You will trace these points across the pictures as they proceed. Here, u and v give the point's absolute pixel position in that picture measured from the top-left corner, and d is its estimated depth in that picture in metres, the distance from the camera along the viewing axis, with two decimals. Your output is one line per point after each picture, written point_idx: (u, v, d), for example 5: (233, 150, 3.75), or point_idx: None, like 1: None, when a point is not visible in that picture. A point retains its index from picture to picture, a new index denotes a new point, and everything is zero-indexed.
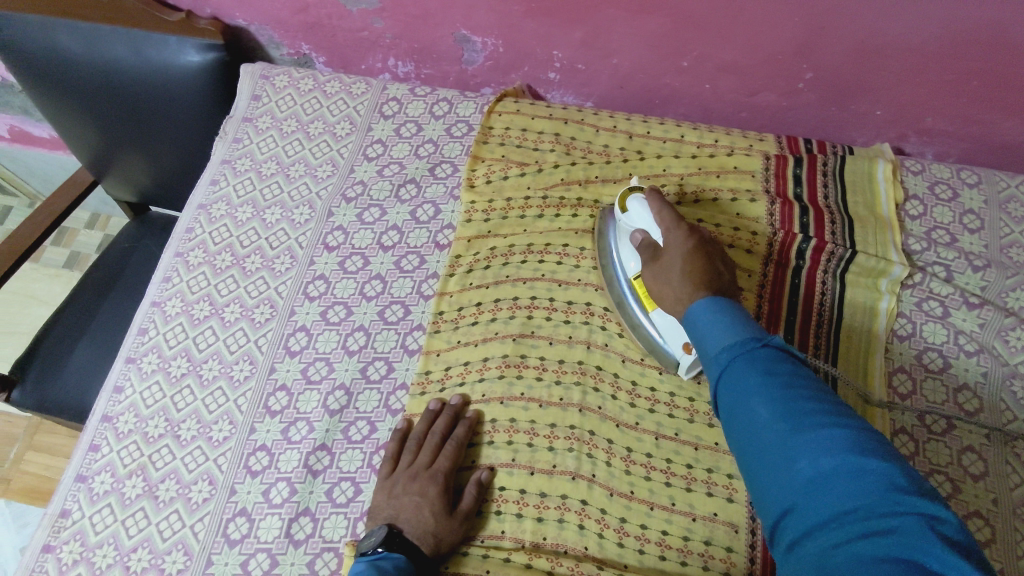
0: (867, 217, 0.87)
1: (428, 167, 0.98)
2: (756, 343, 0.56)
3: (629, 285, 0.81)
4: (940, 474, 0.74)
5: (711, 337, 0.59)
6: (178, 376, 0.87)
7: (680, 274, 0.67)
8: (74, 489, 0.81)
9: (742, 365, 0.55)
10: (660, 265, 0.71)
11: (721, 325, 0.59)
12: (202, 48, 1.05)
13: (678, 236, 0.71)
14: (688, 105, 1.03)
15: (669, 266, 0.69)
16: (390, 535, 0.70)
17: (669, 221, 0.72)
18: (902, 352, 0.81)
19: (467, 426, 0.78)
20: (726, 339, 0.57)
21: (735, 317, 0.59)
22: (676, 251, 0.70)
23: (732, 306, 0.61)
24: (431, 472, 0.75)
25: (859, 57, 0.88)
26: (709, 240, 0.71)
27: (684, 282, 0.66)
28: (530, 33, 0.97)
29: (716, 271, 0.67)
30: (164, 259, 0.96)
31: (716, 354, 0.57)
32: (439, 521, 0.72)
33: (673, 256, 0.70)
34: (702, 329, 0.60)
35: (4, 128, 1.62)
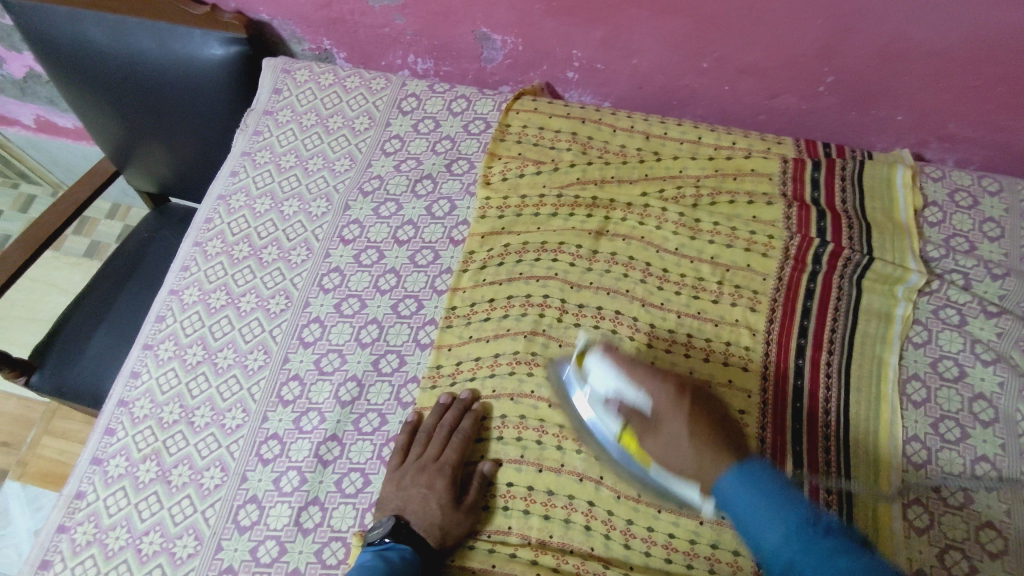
0: (885, 224, 0.86)
1: (445, 164, 0.99)
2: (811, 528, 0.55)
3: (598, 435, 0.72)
4: (953, 483, 0.74)
5: (761, 526, 0.56)
6: (193, 363, 0.88)
7: (697, 435, 0.63)
8: (90, 472, 0.83)
9: (808, 562, 0.53)
10: (664, 433, 0.64)
11: (764, 508, 0.57)
12: (225, 42, 1.07)
13: (668, 397, 0.65)
14: (706, 107, 1.03)
15: (676, 437, 0.64)
16: (397, 526, 0.71)
17: (648, 380, 0.66)
18: (917, 360, 0.80)
19: (474, 419, 0.78)
20: (777, 530, 0.56)
21: (775, 492, 0.58)
22: (675, 416, 0.64)
23: (764, 475, 0.59)
24: (439, 465, 0.75)
25: (882, 61, 0.87)
26: (695, 394, 0.67)
27: (708, 450, 0.62)
28: (550, 32, 0.98)
29: (720, 426, 0.65)
30: (183, 248, 0.97)
31: (772, 548, 0.56)
32: (446, 514, 0.73)
33: (676, 420, 0.64)
34: (745, 514, 0.58)
35: (31, 117, 1.65)
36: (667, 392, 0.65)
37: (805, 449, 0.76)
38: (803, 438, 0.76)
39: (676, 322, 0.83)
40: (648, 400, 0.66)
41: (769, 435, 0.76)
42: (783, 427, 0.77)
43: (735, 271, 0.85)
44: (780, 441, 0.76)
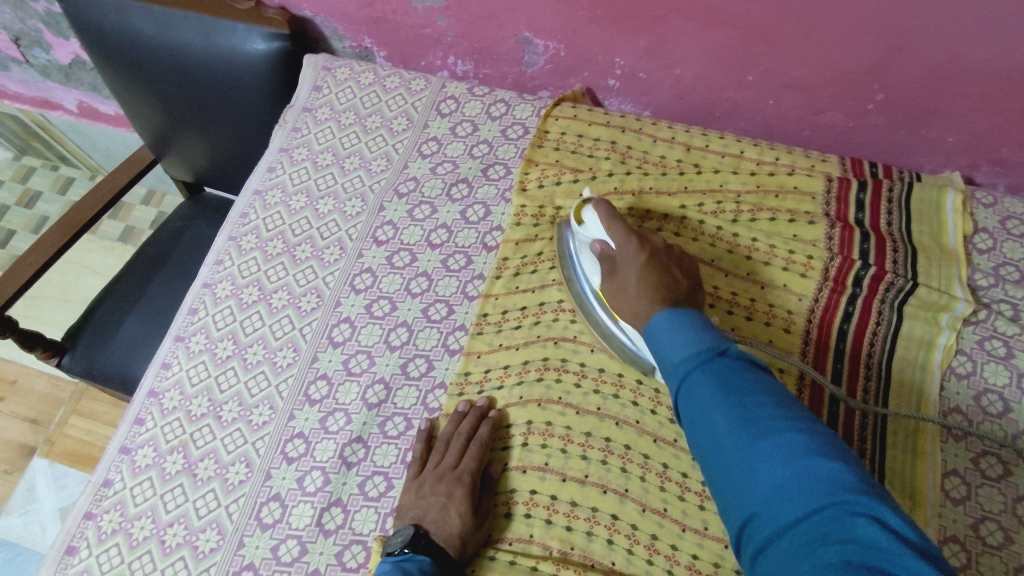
0: (932, 248, 0.84)
1: (481, 168, 0.98)
2: (713, 353, 0.57)
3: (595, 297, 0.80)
4: (992, 522, 0.71)
5: (670, 347, 0.60)
6: (223, 357, 0.88)
7: (636, 282, 0.71)
8: (118, 460, 0.84)
9: (700, 375, 0.56)
10: (620, 275, 0.73)
11: (677, 337, 0.60)
12: (268, 37, 1.07)
13: (633, 249, 0.73)
14: (750, 120, 1.01)
15: (626, 282, 0.72)
16: (416, 537, 0.70)
17: (622, 234, 0.74)
18: (959, 391, 0.77)
19: (491, 425, 0.78)
20: (685, 349, 0.59)
21: (698, 327, 0.61)
22: (630, 266, 0.72)
23: (693, 316, 0.62)
24: (457, 473, 0.74)
25: (935, 81, 0.84)
26: (659, 253, 0.74)
27: (641, 295, 0.69)
28: (594, 39, 0.96)
29: (671, 280, 0.71)
30: (217, 242, 0.98)
31: (675, 364, 0.59)
32: (465, 523, 0.71)
33: (629, 268, 0.72)
34: (661, 340, 0.62)
35: (74, 103, 1.68)
36: (633, 244, 0.73)
37: None
38: None
39: None
40: (618, 249, 0.75)
41: None
42: None
43: (771, 289, 0.84)
44: None
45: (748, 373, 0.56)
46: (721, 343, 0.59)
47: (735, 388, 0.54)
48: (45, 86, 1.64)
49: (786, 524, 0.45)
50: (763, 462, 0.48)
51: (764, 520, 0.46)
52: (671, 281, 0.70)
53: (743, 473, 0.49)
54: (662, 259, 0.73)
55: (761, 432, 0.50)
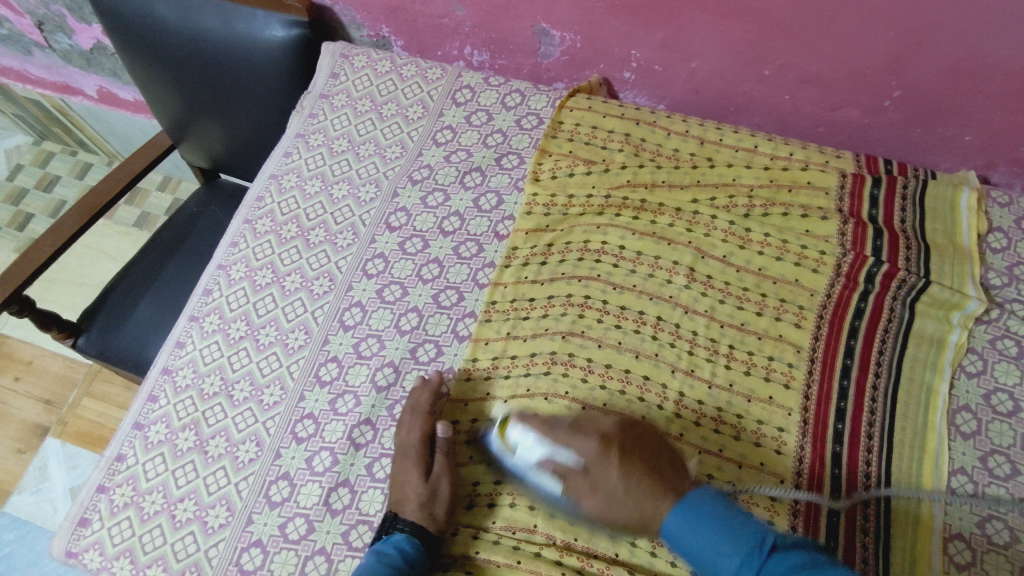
0: (945, 246, 0.83)
1: (495, 157, 0.99)
2: (762, 555, 0.56)
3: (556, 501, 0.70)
4: (999, 521, 0.71)
5: (715, 560, 0.58)
6: (236, 338, 0.89)
7: (628, 489, 0.62)
8: (131, 436, 0.85)
9: None
10: (597, 484, 0.64)
11: (714, 545, 0.58)
12: (287, 24, 1.08)
13: (594, 449, 0.65)
14: (764, 116, 1.01)
15: (614, 493, 0.63)
16: (387, 521, 0.73)
17: (570, 436, 0.67)
18: (968, 390, 0.77)
19: (429, 392, 0.80)
20: (734, 560, 0.57)
21: (723, 521, 0.59)
22: (609, 473, 0.63)
23: (708, 502, 0.60)
24: (404, 446, 0.77)
25: (954, 78, 0.84)
26: (620, 437, 0.66)
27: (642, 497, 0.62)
28: (611, 31, 0.97)
29: (653, 464, 0.64)
30: (233, 225, 0.99)
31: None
32: (417, 489, 0.73)
33: (606, 474, 0.63)
34: (698, 555, 0.59)
35: (94, 88, 1.71)
36: (590, 444, 0.65)
37: (844, 472, 0.74)
38: (843, 461, 0.74)
39: (718, 331, 0.82)
40: (576, 456, 0.65)
41: (808, 455, 0.75)
42: (823, 448, 0.75)
43: (782, 285, 0.84)
44: (819, 464, 0.74)
45: (807, 565, 0.54)
46: (762, 535, 0.57)
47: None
48: (67, 71, 1.66)
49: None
50: None
51: None
52: (655, 465, 0.64)
53: None
54: (630, 444, 0.66)
55: None
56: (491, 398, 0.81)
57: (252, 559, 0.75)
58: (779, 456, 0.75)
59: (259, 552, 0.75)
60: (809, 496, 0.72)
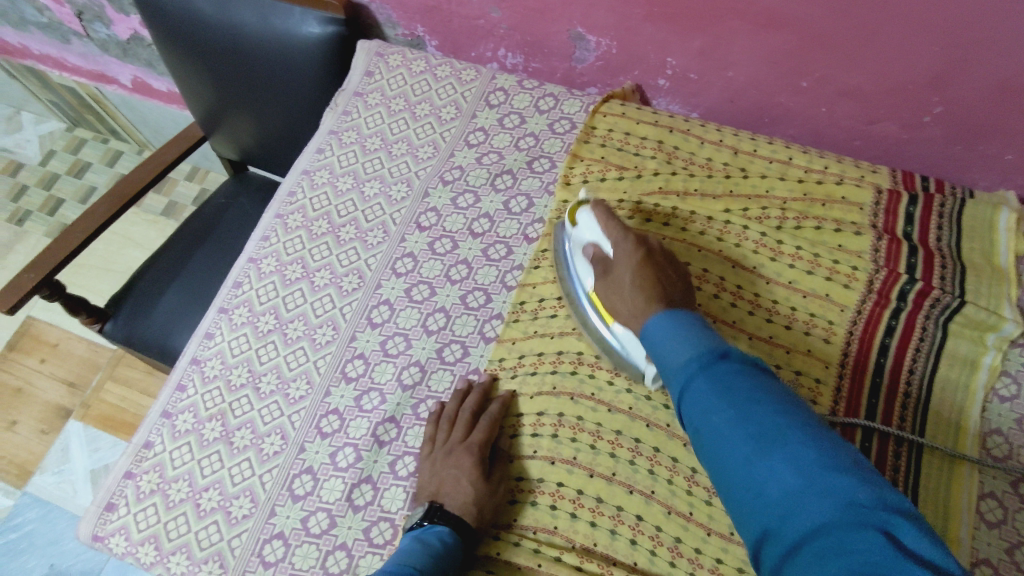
0: (983, 266, 0.82)
1: (526, 160, 0.99)
2: (714, 357, 0.57)
3: (588, 302, 0.81)
4: None
5: (671, 352, 0.60)
6: (264, 331, 0.90)
7: (632, 277, 0.72)
8: (159, 424, 0.86)
9: (701, 383, 0.56)
10: (614, 276, 0.74)
11: (679, 339, 0.60)
12: (324, 21, 1.08)
13: (628, 248, 0.74)
14: (799, 127, 1.00)
15: (621, 279, 0.73)
16: (430, 510, 0.72)
17: (617, 233, 0.75)
18: (1001, 413, 0.76)
19: (501, 403, 0.80)
20: (684, 356, 0.59)
21: (694, 328, 0.61)
22: (627, 264, 0.73)
23: (690, 318, 0.63)
24: (465, 445, 0.76)
25: (998, 95, 0.82)
26: (656, 256, 0.75)
27: (634, 291, 0.70)
28: (647, 38, 0.96)
29: (662, 281, 0.71)
30: (265, 218, 1.00)
31: (677, 369, 0.59)
32: (479, 490, 0.73)
33: (624, 266, 0.73)
34: (660, 346, 0.62)
35: (129, 78, 1.73)
36: (628, 244, 0.75)
37: None
38: None
39: (747, 343, 0.82)
40: (612, 249, 0.76)
41: None
42: None
43: (813, 300, 0.83)
44: None
45: (753, 374, 0.55)
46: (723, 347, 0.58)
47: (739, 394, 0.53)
48: (103, 60, 1.69)
49: (797, 540, 0.45)
50: (774, 472, 0.48)
51: (778, 538, 0.46)
52: (666, 282, 0.71)
53: (746, 479, 0.49)
54: (659, 261, 0.74)
55: (769, 442, 0.50)
56: (518, 395, 0.81)
57: (274, 550, 0.76)
58: None
59: (281, 544, 0.76)
60: None
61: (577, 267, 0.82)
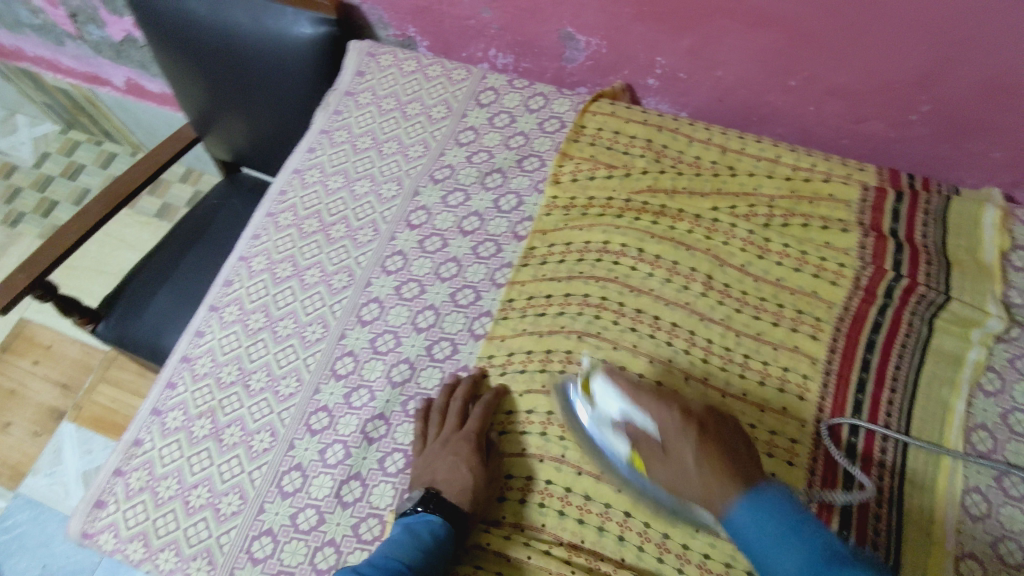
0: (968, 263, 0.83)
1: (516, 159, 0.99)
2: (832, 565, 0.52)
3: (630, 471, 0.69)
4: (1012, 541, 0.70)
5: (773, 555, 0.54)
6: (254, 329, 0.90)
7: (694, 462, 0.62)
8: (149, 421, 0.86)
9: None
10: (667, 458, 0.64)
11: (779, 540, 0.54)
12: (316, 22, 1.09)
13: (675, 422, 0.64)
14: (787, 126, 1.00)
15: (681, 465, 0.63)
16: (425, 498, 0.72)
17: (654, 405, 0.66)
18: (986, 408, 0.77)
19: (495, 393, 0.81)
20: (795, 564, 0.53)
21: (793, 524, 0.55)
22: (683, 445, 0.63)
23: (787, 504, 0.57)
24: (463, 434, 0.77)
25: (984, 94, 0.83)
26: (705, 419, 0.65)
27: (706, 481, 0.60)
28: (636, 37, 0.97)
29: (730, 454, 0.62)
30: (256, 217, 1.00)
31: None
32: (478, 477, 0.75)
33: (679, 445, 0.63)
34: (755, 546, 0.56)
35: (122, 79, 1.74)
36: (674, 417, 0.64)
37: (857, 486, 0.73)
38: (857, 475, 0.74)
39: (733, 341, 0.82)
40: (656, 425, 0.65)
41: (820, 466, 0.74)
42: (835, 461, 0.75)
43: (801, 297, 0.83)
44: (830, 474, 0.74)
45: None
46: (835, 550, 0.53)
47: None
48: (96, 62, 1.69)
49: None
50: None
51: None
52: (732, 455, 0.62)
53: None
54: (712, 427, 0.64)
55: None
56: (510, 391, 0.82)
57: (262, 547, 0.76)
58: (791, 468, 0.75)
59: (270, 540, 0.76)
60: (819, 505, 0.73)
61: (605, 435, 0.71)
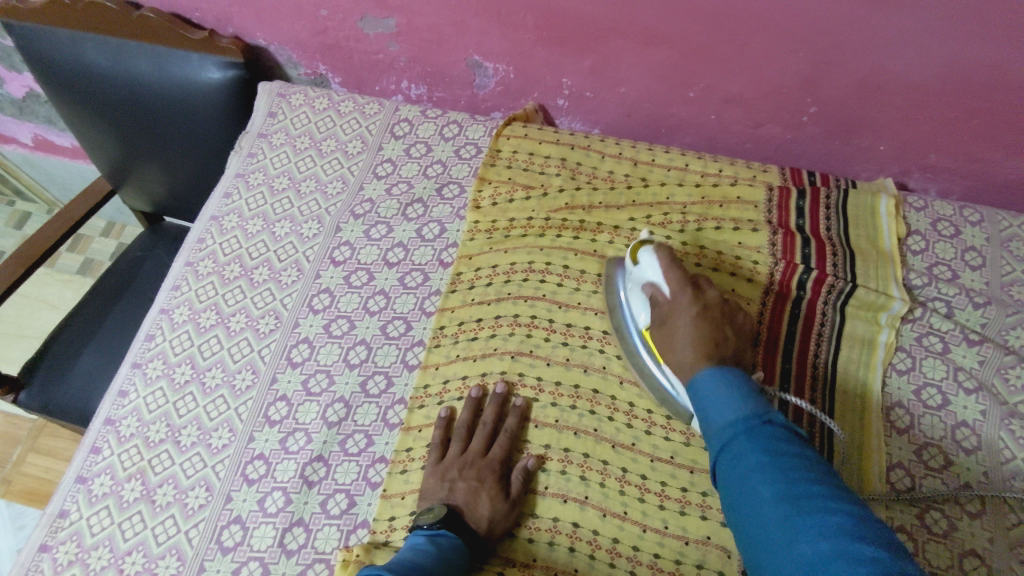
0: (869, 251, 0.88)
1: (436, 188, 1.01)
2: (759, 421, 0.58)
3: (640, 337, 0.80)
4: (936, 511, 0.74)
5: (716, 409, 0.61)
6: (181, 383, 0.88)
7: (684, 332, 0.71)
8: (74, 490, 0.83)
9: (743, 442, 0.57)
10: (668, 326, 0.73)
11: (724, 400, 0.61)
12: (223, 66, 1.08)
13: (685, 299, 0.73)
14: (694, 135, 1.05)
15: (674, 331, 0.72)
16: (447, 515, 0.70)
17: (677, 284, 0.74)
18: (900, 386, 0.81)
19: (518, 416, 0.79)
20: (729, 415, 0.60)
21: (737, 392, 0.61)
22: (683, 318, 0.72)
23: (740, 377, 0.63)
24: (487, 461, 0.76)
25: (863, 93, 0.89)
26: (714, 307, 0.73)
27: (686, 348, 0.69)
28: (541, 61, 1.00)
29: (719, 338, 0.70)
30: (174, 268, 0.98)
31: (720, 428, 0.60)
32: (498, 507, 0.73)
33: (681, 317, 0.72)
34: (705, 400, 0.63)
35: (28, 136, 1.67)
36: (686, 297, 0.73)
37: None
38: None
39: None
40: (670, 295, 0.74)
41: None
42: None
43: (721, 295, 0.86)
44: None
45: (791, 447, 0.56)
46: (766, 411, 0.59)
47: (779, 461, 0.54)
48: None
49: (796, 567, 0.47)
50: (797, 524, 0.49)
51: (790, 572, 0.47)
52: (720, 341, 0.69)
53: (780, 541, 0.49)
54: (716, 313, 0.72)
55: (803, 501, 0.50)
56: (533, 424, 0.80)
57: None
58: None
59: None
60: None
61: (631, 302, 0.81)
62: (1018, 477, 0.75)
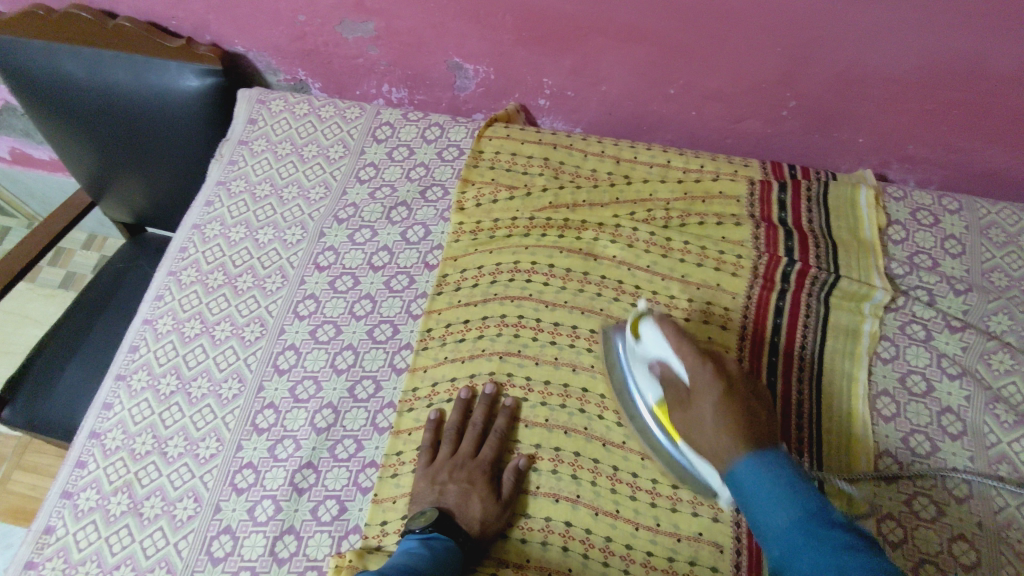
0: (851, 241, 0.89)
1: (419, 191, 1.00)
2: (817, 520, 0.55)
3: (652, 413, 0.76)
4: (924, 497, 0.74)
5: (766, 512, 0.57)
6: (166, 394, 0.87)
7: (710, 418, 0.65)
8: (59, 506, 0.81)
9: (803, 550, 0.53)
10: (692, 409, 0.67)
11: (773, 500, 0.57)
12: (201, 74, 1.07)
13: (706, 377, 0.66)
14: (675, 132, 1.05)
15: (701, 416, 0.66)
16: (440, 518, 0.70)
17: (693, 359, 0.67)
18: (885, 375, 0.82)
19: (508, 416, 0.79)
20: (783, 519, 0.56)
21: (785, 488, 0.58)
22: (706, 400, 0.66)
23: (784, 470, 0.59)
24: (478, 462, 0.76)
25: (841, 86, 0.90)
26: (736, 382, 0.66)
27: (719, 438, 0.64)
28: (521, 61, 1.00)
29: (750, 418, 0.64)
30: (157, 278, 0.97)
31: (776, 534, 0.56)
32: (490, 508, 0.73)
33: (703, 399, 0.66)
34: (752, 500, 0.59)
35: (5, 150, 1.65)
36: (707, 374, 0.66)
37: None
38: None
39: None
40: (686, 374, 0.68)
41: None
42: None
43: (706, 290, 0.87)
44: None
45: (857, 551, 0.52)
46: (822, 509, 0.56)
47: (844, 569, 0.50)
48: None
49: None
50: None
51: None
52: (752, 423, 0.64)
53: None
54: (739, 387, 0.66)
55: None
56: (523, 424, 0.80)
57: None
58: None
59: None
60: None
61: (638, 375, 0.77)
62: (1003, 460, 0.76)
